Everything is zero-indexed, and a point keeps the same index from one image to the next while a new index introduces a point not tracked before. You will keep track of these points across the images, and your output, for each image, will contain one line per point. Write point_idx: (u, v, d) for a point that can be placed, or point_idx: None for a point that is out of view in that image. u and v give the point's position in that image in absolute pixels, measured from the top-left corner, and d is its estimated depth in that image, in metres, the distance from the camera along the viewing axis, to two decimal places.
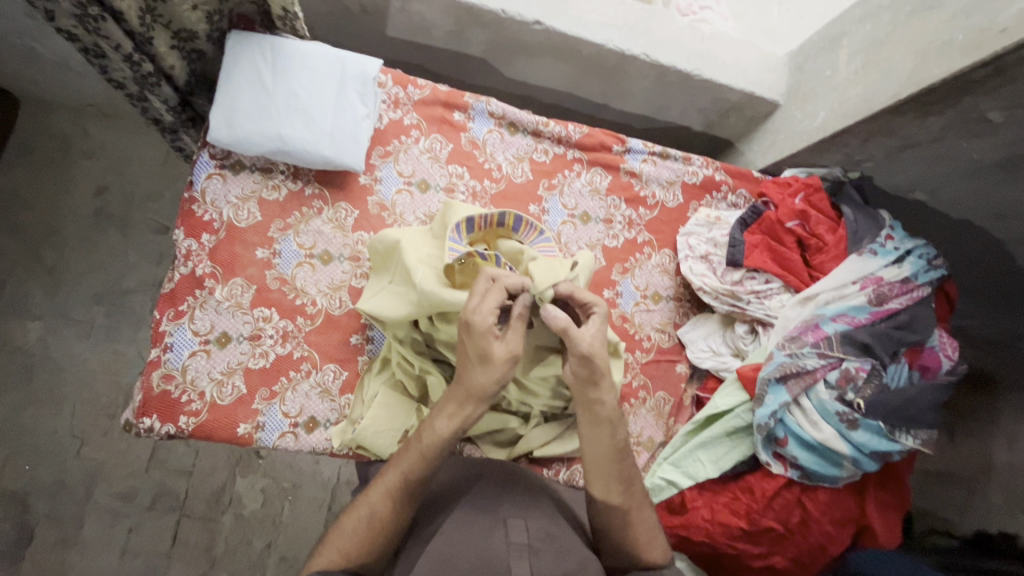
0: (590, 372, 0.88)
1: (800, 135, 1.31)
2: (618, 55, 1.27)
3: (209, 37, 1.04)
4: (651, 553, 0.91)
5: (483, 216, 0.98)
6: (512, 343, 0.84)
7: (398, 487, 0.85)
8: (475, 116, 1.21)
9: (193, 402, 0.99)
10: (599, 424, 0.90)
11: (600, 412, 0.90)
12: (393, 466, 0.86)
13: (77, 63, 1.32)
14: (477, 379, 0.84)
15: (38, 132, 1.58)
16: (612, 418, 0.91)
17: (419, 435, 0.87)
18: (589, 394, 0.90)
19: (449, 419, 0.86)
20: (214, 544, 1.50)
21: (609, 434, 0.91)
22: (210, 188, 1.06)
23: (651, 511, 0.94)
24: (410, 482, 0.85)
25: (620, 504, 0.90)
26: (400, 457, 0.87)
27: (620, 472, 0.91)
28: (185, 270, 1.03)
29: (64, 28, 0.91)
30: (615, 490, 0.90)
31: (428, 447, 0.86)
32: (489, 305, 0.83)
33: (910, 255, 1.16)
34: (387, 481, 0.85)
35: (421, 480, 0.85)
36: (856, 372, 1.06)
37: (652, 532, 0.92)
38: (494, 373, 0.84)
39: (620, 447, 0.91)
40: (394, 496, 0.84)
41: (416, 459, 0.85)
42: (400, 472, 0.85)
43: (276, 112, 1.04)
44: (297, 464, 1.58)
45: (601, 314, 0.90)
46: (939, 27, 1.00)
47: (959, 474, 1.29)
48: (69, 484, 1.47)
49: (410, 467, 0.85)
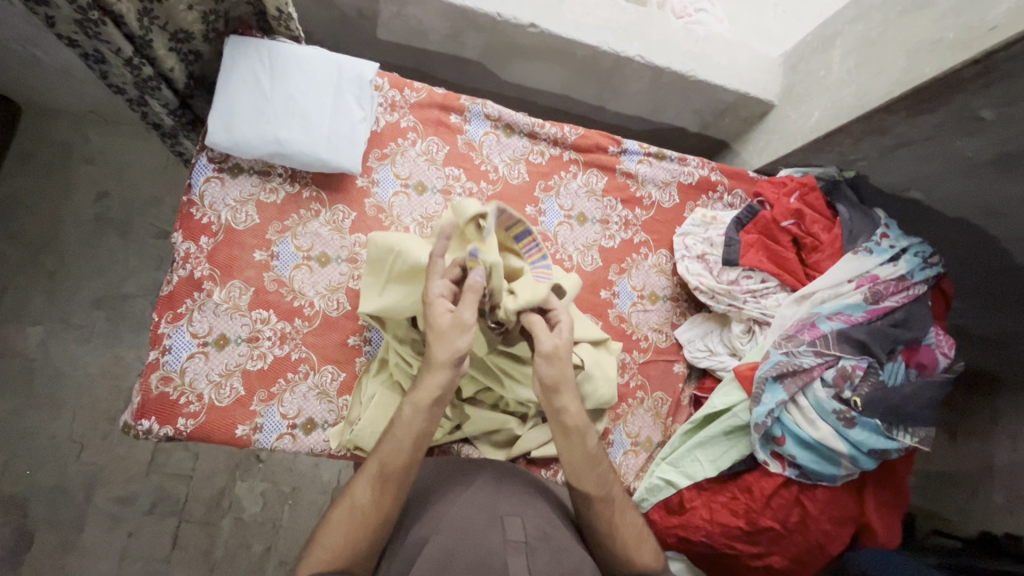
0: (552, 377, 0.89)
1: (795, 135, 1.32)
2: (614, 57, 1.28)
3: (205, 37, 1.05)
4: (643, 556, 0.91)
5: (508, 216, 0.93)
6: (455, 316, 0.85)
7: (378, 477, 0.86)
8: (472, 119, 1.22)
9: (191, 404, 1.00)
10: (570, 433, 0.92)
11: (567, 421, 0.92)
12: (372, 457, 0.88)
13: (76, 68, 1.33)
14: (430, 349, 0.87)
15: (37, 139, 1.59)
16: (582, 425, 0.92)
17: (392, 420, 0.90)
18: (552, 403, 0.91)
19: (417, 400, 0.88)
20: (212, 548, 1.50)
21: (580, 441, 0.92)
22: (209, 191, 1.07)
23: (632, 514, 0.95)
24: (387, 468, 0.86)
25: (604, 495, 0.93)
26: (378, 446, 0.89)
27: (601, 472, 0.93)
28: (183, 273, 1.04)
29: (65, 34, 0.93)
30: (596, 485, 0.93)
31: (400, 431, 0.88)
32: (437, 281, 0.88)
33: (906, 253, 1.16)
34: (367, 472, 0.87)
35: (398, 464, 0.87)
36: (853, 369, 1.06)
37: (638, 535, 0.93)
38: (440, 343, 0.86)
39: (592, 450, 0.93)
40: (376, 487, 0.86)
41: (394, 447, 0.87)
42: (378, 461, 0.87)
43: (273, 115, 1.05)
44: (296, 468, 1.58)
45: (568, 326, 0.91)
46: (930, 26, 1.01)
47: (963, 475, 1.29)
48: (69, 488, 1.48)
49: (386, 456, 0.87)
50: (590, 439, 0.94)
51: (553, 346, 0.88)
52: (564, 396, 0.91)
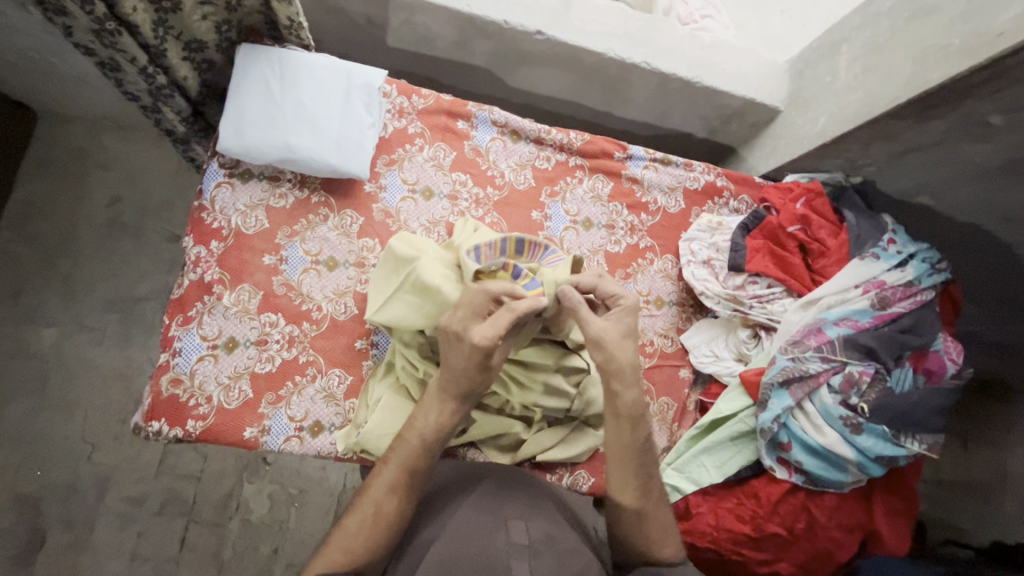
0: (608, 359, 0.92)
1: (802, 141, 1.32)
2: (620, 63, 1.29)
3: (217, 47, 1.06)
4: (666, 550, 0.92)
5: (488, 244, 1.01)
6: (510, 347, 0.92)
7: (399, 482, 0.88)
8: (479, 125, 1.23)
9: (201, 406, 1.01)
10: (621, 418, 0.94)
11: (620, 406, 0.94)
12: (393, 461, 0.89)
13: (94, 76, 1.36)
14: (477, 382, 0.91)
15: (53, 144, 1.62)
16: (635, 413, 0.93)
17: (413, 424, 0.92)
18: (610, 386, 0.93)
19: (443, 411, 0.92)
20: (220, 549, 1.51)
21: (632, 428, 0.94)
22: (220, 196, 1.08)
23: (664, 509, 0.95)
24: (411, 474, 0.89)
25: (638, 502, 0.93)
26: (396, 450, 0.91)
27: (642, 465, 0.94)
28: (194, 277, 1.06)
29: (82, 43, 0.95)
30: (633, 484, 0.94)
31: (428, 436, 0.91)
32: (501, 330, 0.87)
33: (913, 259, 1.16)
34: (387, 477, 0.88)
35: (422, 471, 0.90)
36: (859, 376, 1.06)
37: (664, 530, 0.93)
38: (494, 375, 0.93)
39: (643, 442, 0.95)
40: (396, 492, 0.88)
41: (417, 451, 0.90)
42: (400, 467, 0.89)
43: (283, 121, 1.06)
44: (303, 471, 1.59)
45: (626, 305, 0.96)
46: (937, 32, 1.01)
47: (976, 483, 1.27)
48: (80, 488, 1.49)
49: (410, 461, 0.90)
50: (642, 429, 0.95)
51: (601, 330, 0.92)
52: (620, 381, 0.93)
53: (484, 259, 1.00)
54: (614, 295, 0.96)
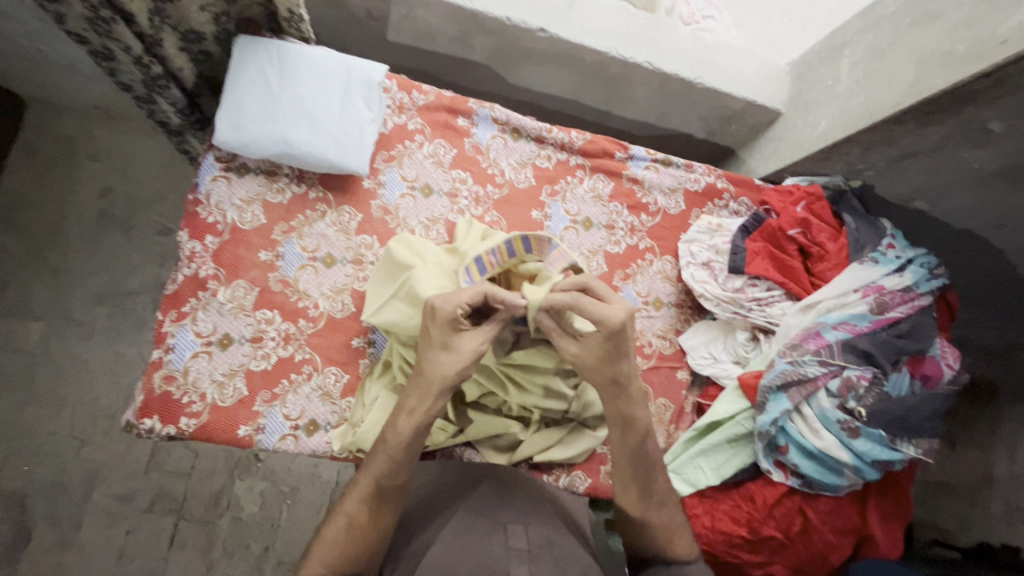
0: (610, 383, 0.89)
1: (803, 144, 1.31)
2: (622, 62, 1.28)
3: (215, 38, 1.04)
4: (676, 548, 0.95)
5: (490, 252, 0.96)
6: (477, 336, 0.86)
7: (372, 494, 0.86)
8: (479, 122, 1.22)
9: (194, 404, 0.99)
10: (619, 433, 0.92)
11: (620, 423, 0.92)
12: (366, 472, 0.87)
13: (84, 65, 1.33)
14: (439, 369, 0.86)
15: (42, 133, 1.59)
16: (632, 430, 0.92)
17: (383, 437, 0.88)
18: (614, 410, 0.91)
19: (410, 419, 0.87)
20: (211, 547, 1.49)
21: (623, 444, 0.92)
22: (215, 190, 1.06)
23: (674, 509, 0.97)
24: (383, 488, 0.86)
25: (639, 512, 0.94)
26: (369, 462, 0.88)
27: (627, 471, 0.93)
28: (188, 272, 1.03)
29: (75, 31, 0.92)
30: (633, 493, 0.94)
31: (395, 451, 0.87)
32: (464, 298, 0.85)
33: (912, 264, 1.16)
34: (360, 489, 0.87)
35: (391, 485, 0.86)
36: (858, 380, 1.06)
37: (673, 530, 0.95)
38: (454, 363, 0.86)
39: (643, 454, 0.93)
40: (368, 503, 0.86)
41: (386, 465, 0.86)
42: (372, 478, 0.87)
43: (281, 115, 1.04)
44: (296, 467, 1.58)
45: (606, 331, 0.85)
46: (940, 38, 1.01)
47: (961, 484, 1.29)
48: (68, 484, 1.47)
49: (379, 473, 0.87)
50: (632, 448, 0.93)
51: (575, 351, 0.88)
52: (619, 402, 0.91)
53: (488, 268, 0.97)
54: (597, 317, 0.84)
